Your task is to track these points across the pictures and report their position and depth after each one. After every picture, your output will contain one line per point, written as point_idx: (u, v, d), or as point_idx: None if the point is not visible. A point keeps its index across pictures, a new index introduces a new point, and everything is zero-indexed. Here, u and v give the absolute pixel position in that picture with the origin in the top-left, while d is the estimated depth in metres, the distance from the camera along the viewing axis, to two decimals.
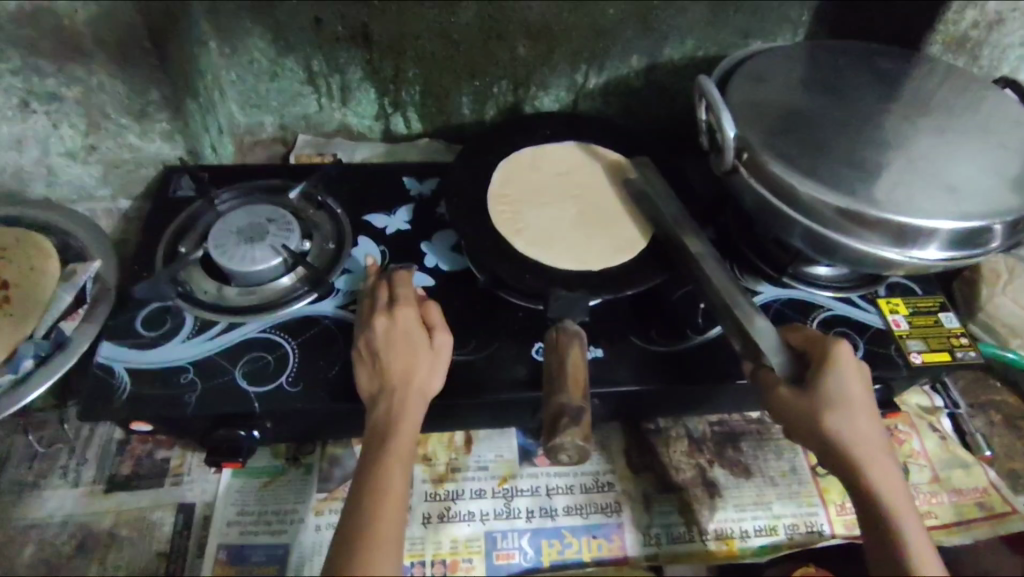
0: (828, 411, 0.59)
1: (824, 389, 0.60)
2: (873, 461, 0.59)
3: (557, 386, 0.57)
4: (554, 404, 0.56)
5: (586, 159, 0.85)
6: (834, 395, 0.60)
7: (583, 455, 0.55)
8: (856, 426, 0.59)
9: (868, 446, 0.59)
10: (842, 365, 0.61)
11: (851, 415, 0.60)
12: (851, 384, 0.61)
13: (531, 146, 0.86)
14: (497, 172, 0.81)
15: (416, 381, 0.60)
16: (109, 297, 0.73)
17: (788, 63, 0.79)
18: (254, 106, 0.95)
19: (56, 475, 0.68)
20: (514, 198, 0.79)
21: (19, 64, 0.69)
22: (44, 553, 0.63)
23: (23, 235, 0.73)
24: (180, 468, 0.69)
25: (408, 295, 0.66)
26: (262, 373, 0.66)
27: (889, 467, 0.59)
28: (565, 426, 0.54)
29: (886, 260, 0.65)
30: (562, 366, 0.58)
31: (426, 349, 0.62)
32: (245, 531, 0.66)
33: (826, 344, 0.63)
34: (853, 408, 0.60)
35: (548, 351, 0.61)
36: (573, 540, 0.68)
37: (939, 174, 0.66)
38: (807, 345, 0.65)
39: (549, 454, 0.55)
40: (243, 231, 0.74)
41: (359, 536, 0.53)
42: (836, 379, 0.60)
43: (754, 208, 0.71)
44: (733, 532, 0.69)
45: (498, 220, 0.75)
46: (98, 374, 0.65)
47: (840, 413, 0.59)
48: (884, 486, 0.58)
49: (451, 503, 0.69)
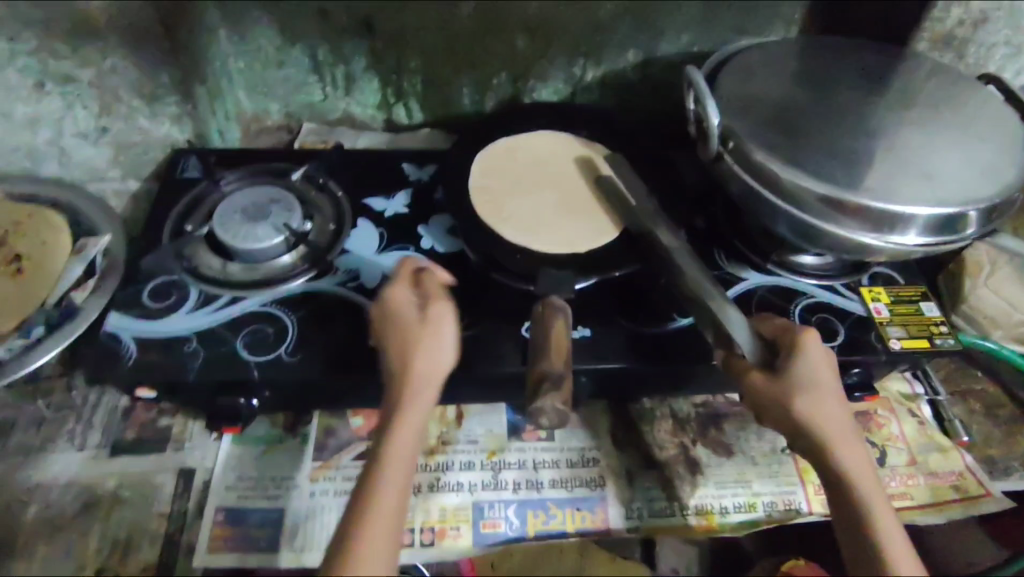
0: (802, 398, 0.61)
1: (794, 373, 0.62)
2: (844, 447, 0.61)
3: (538, 354, 0.60)
4: (536, 370, 0.58)
5: (565, 146, 0.88)
6: (805, 382, 0.62)
7: (562, 420, 0.57)
8: (829, 415, 0.61)
9: (840, 433, 0.61)
10: (811, 352, 0.64)
11: (825, 402, 0.62)
12: (820, 371, 0.63)
13: (509, 135, 0.88)
14: (476, 162, 0.84)
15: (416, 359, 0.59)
16: (117, 271, 0.75)
17: (777, 57, 0.81)
18: (261, 93, 0.98)
19: (63, 439, 0.71)
20: (495, 186, 0.81)
21: (36, 45, 0.72)
22: (50, 511, 0.66)
23: (36, 211, 0.77)
24: (182, 435, 0.72)
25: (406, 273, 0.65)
26: (262, 344, 0.69)
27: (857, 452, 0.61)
28: (546, 390, 0.56)
29: (865, 246, 0.67)
30: (546, 335, 0.61)
31: (419, 326, 0.60)
32: (243, 495, 0.69)
33: (796, 335, 0.65)
34: (822, 394, 0.62)
35: (535, 322, 0.63)
36: (558, 512, 0.70)
37: (919, 164, 0.68)
38: (777, 333, 0.67)
39: (531, 419, 0.57)
40: (247, 211, 0.76)
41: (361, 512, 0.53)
42: (806, 367, 0.63)
43: (739, 195, 0.74)
44: (713, 507, 0.72)
45: (482, 210, 0.78)
46: (106, 342, 0.68)
47: (817, 400, 0.61)
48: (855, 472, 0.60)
49: (440, 474, 0.72)
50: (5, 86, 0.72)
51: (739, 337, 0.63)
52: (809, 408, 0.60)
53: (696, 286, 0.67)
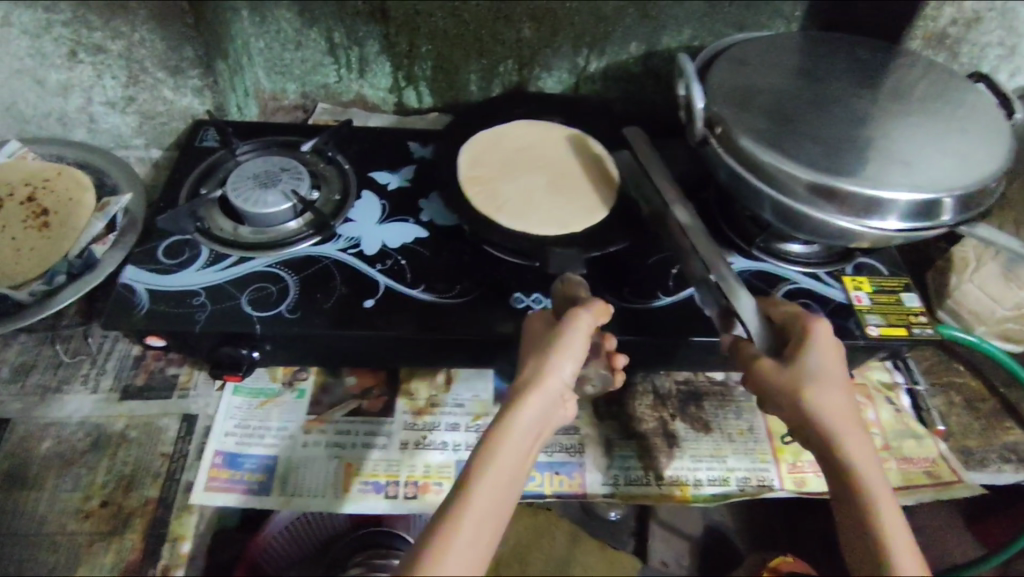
0: (811, 390, 0.58)
1: (801, 364, 0.60)
2: (853, 441, 0.57)
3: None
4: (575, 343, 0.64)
5: (550, 131, 0.90)
6: (813, 372, 0.59)
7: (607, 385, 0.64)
8: (839, 407, 0.58)
9: (848, 425, 0.57)
10: (819, 343, 0.61)
11: (834, 393, 0.58)
12: (830, 362, 0.60)
13: (491, 126, 0.89)
14: (464, 151, 0.85)
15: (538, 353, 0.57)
16: (136, 229, 0.81)
17: (771, 50, 0.84)
18: (279, 73, 1.03)
19: (77, 382, 0.76)
20: (485, 173, 0.82)
21: (70, 16, 0.77)
22: (62, 446, 0.71)
23: (64, 169, 0.81)
24: (187, 383, 0.77)
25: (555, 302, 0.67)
26: (265, 301, 0.73)
27: (867, 448, 0.57)
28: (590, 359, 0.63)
29: (844, 229, 0.70)
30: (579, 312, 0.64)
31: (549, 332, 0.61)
32: (240, 442, 0.73)
33: (806, 325, 0.63)
34: (831, 384, 0.59)
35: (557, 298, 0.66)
36: (536, 475, 0.74)
37: (898, 153, 0.71)
38: (787, 321, 0.65)
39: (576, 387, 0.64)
40: (258, 177, 0.81)
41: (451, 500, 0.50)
42: (815, 356, 0.60)
43: (726, 180, 0.76)
44: (686, 479, 0.74)
45: (475, 197, 0.79)
46: (121, 293, 0.73)
47: (826, 392, 0.58)
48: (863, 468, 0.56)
49: (427, 433, 0.75)
50: (42, 53, 0.80)
51: (747, 323, 0.62)
52: (816, 401, 0.57)
53: (714, 272, 0.65)
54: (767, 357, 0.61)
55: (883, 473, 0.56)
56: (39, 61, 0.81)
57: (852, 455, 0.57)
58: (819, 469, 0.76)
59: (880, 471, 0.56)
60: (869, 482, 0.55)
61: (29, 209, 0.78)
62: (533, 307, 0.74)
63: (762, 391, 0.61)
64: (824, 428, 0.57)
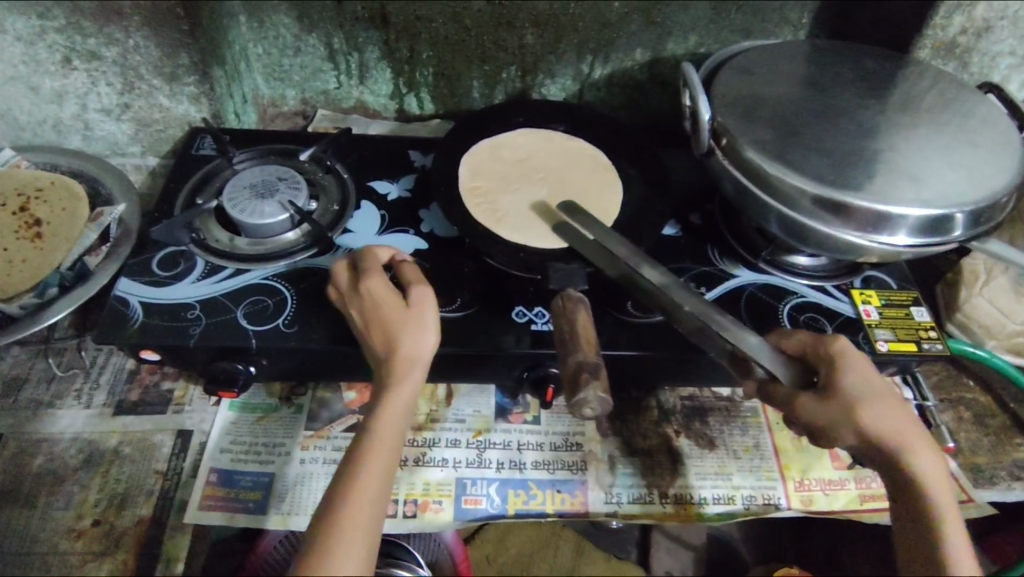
0: (864, 410, 0.61)
1: (845, 386, 0.62)
2: (919, 454, 0.61)
3: (570, 347, 0.56)
4: (571, 362, 0.55)
5: (550, 141, 0.88)
6: (859, 395, 0.62)
7: (606, 411, 0.54)
8: (895, 423, 0.61)
9: (908, 439, 0.61)
10: (851, 362, 0.64)
11: (887, 410, 0.61)
12: (870, 379, 0.63)
13: (491, 136, 0.87)
14: (464, 163, 0.83)
15: (401, 350, 0.60)
16: (131, 239, 0.79)
17: (779, 59, 0.83)
18: (278, 78, 1.02)
19: (71, 397, 0.75)
20: (485, 186, 0.81)
21: (64, 22, 0.76)
22: (53, 463, 0.70)
23: (58, 178, 0.80)
24: (182, 399, 0.75)
25: (374, 264, 0.65)
26: (261, 314, 0.71)
27: (931, 460, 0.60)
28: (587, 380, 0.53)
29: (854, 244, 0.69)
30: (575, 327, 0.58)
31: (404, 313, 0.61)
32: (236, 459, 0.71)
33: (828, 348, 0.65)
34: (883, 402, 0.62)
35: (556, 316, 0.60)
36: (538, 493, 0.72)
37: (908, 164, 0.69)
38: (805, 349, 0.67)
39: (574, 413, 0.54)
40: (254, 187, 0.80)
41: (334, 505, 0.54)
42: (853, 378, 0.63)
43: (733, 191, 0.75)
44: (692, 497, 0.73)
45: (476, 210, 0.77)
46: (114, 305, 0.71)
47: (878, 409, 0.61)
48: (928, 480, 0.60)
49: (427, 450, 0.74)
50: (36, 60, 0.79)
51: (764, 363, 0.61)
52: (872, 418, 0.61)
53: (703, 319, 0.62)
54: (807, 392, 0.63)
55: (946, 483, 0.60)
56: (33, 68, 0.79)
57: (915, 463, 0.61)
58: (826, 486, 0.74)
59: (944, 481, 0.60)
60: (934, 494, 0.60)
61: (22, 219, 0.77)
62: (535, 321, 0.73)
63: (812, 426, 0.63)
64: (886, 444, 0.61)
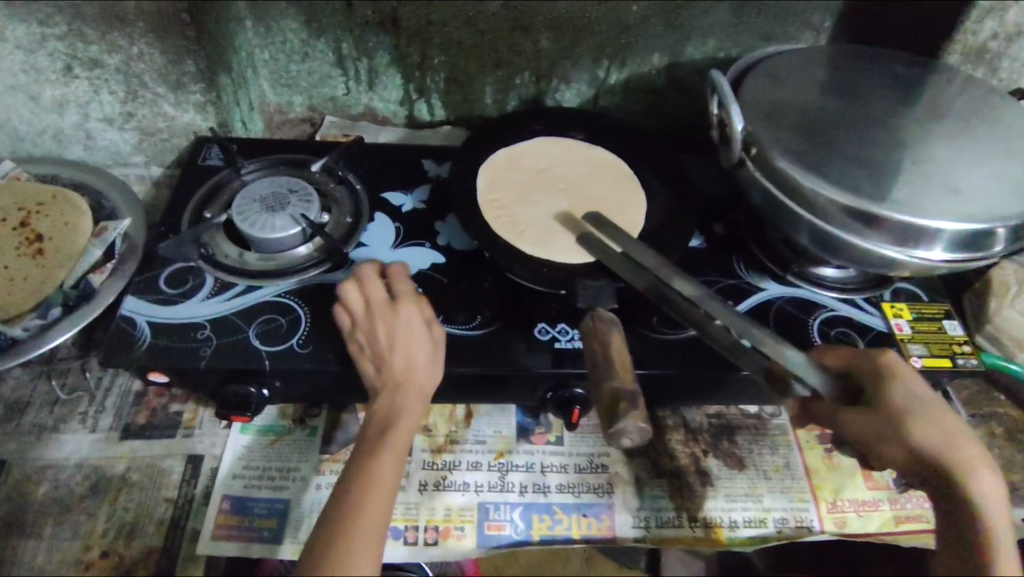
0: (915, 425, 0.59)
1: (896, 400, 0.60)
2: (977, 470, 0.57)
3: (605, 373, 0.54)
4: (606, 390, 0.52)
5: (569, 150, 0.85)
6: (906, 407, 0.59)
7: (646, 440, 0.51)
8: (948, 436, 0.58)
9: (963, 453, 0.58)
10: (903, 376, 0.61)
11: (936, 422, 0.59)
12: (918, 391, 0.61)
13: (508, 144, 0.85)
14: (481, 173, 0.80)
15: (416, 379, 0.62)
16: (136, 255, 0.76)
17: (806, 65, 0.80)
18: (285, 85, 0.99)
19: (75, 420, 0.72)
20: (504, 197, 0.78)
21: (65, 29, 0.73)
22: (59, 491, 0.67)
23: (59, 191, 0.77)
24: (192, 422, 0.72)
25: (406, 289, 0.66)
26: (275, 334, 0.68)
27: (987, 476, 0.57)
28: (626, 409, 0.50)
29: (889, 258, 0.66)
30: (608, 349, 0.55)
31: (428, 345, 0.64)
32: (249, 485, 0.69)
33: (874, 362, 0.63)
34: (932, 413, 0.59)
35: (587, 339, 0.58)
36: (564, 517, 0.69)
37: (945, 176, 0.67)
38: (848, 363, 0.65)
39: (611, 442, 0.51)
40: (265, 200, 0.77)
41: (343, 518, 0.55)
42: (901, 389, 0.60)
43: (762, 202, 0.72)
44: (721, 521, 0.70)
45: (495, 223, 0.75)
46: (121, 326, 0.68)
47: (929, 425, 0.59)
48: (986, 499, 0.56)
49: (447, 473, 0.71)
50: (37, 69, 0.76)
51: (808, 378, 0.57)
52: (924, 434, 0.58)
53: (737, 333, 0.59)
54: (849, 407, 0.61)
55: (1002, 503, 0.56)
56: (34, 77, 0.76)
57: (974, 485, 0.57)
58: (860, 508, 0.72)
59: (1002, 501, 0.57)
60: (991, 513, 0.56)
61: (23, 235, 0.74)
62: (559, 338, 0.71)
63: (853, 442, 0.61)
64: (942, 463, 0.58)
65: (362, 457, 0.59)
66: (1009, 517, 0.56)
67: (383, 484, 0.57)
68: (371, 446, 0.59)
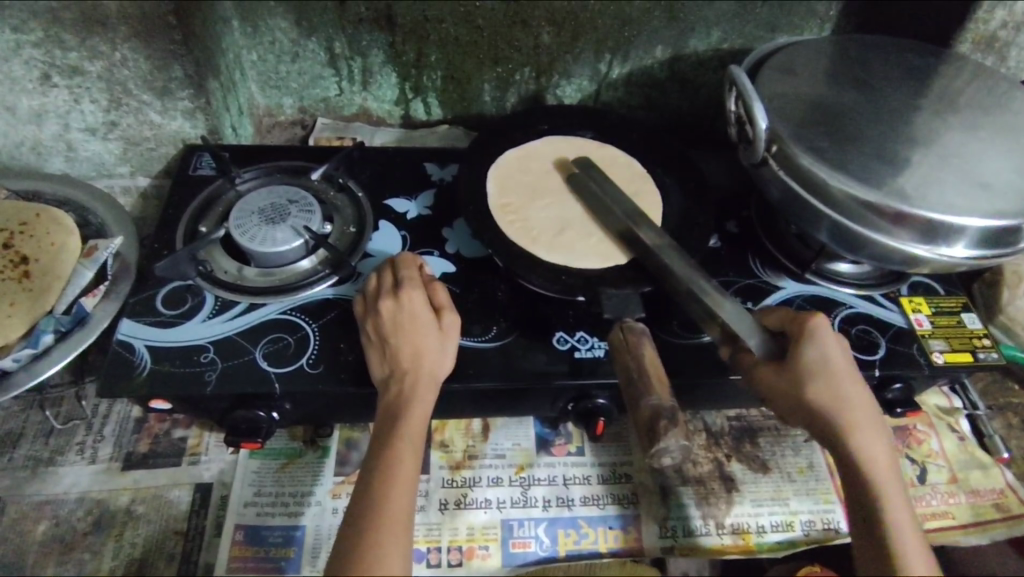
0: (814, 384, 0.58)
1: (803, 360, 0.58)
2: (867, 437, 0.58)
3: (642, 390, 0.53)
4: (646, 407, 0.52)
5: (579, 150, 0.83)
6: (813, 365, 0.58)
7: (686, 456, 0.52)
8: (851, 401, 0.58)
9: (861, 419, 0.58)
10: (819, 336, 0.59)
11: (839, 384, 0.58)
12: (834, 356, 0.59)
13: (518, 145, 0.82)
14: (492, 175, 0.78)
15: (426, 367, 0.60)
16: (130, 274, 0.72)
17: (816, 56, 0.78)
18: (274, 87, 0.95)
19: (73, 451, 0.68)
20: (516, 201, 0.75)
21: (42, 36, 0.68)
22: (58, 529, 0.63)
23: (44, 210, 0.72)
24: (197, 448, 0.69)
25: (414, 276, 0.66)
26: (283, 355, 0.65)
27: (878, 444, 0.58)
28: (666, 428, 0.50)
29: (913, 256, 0.64)
30: (642, 365, 0.55)
31: (436, 332, 0.61)
32: (262, 512, 0.66)
33: (805, 323, 0.60)
34: (839, 379, 0.58)
35: (618, 352, 0.58)
36: (589, 531, 0.68)
37: (970, 170, 0.65)
38: (784, 324, 0.62)
39: (652, 461, 0.52)
40: (264, 212, 0.73)
41: (371, 514, 0.52)
42: (815, 350, 0.58)
43: (781, 200, 0.70)
44: (749, 526, 0.69)
45: (510, 228, 0.72)
46: (118, 351, 0.64)
47: (829, 385, 0.58)
48: (873, 465, 0.57)
49: (467, 490, 0.69)
50: (12, 78, 0.71)
51: (743, 332, 0.58)
52: (823, 394, 0.57)
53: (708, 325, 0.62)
54: (766, 364, 0.59)
55: (892, 466, 0.58)
56: (9, 87, 0.72)
57: (864, 446, 0.57)
58: None
59: (890, 469, 0.57)
60: (879, 478, 0.57)
61: (7, 257, 0.70)
62: (578, 347, 0.68)
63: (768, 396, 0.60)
64: (835, 422, 0.57)
65: (385, 438, 0.56)
66: (897, 479, 0.57)
67: (407, 475, 0.55)
68: (387, 432, 0.57)
